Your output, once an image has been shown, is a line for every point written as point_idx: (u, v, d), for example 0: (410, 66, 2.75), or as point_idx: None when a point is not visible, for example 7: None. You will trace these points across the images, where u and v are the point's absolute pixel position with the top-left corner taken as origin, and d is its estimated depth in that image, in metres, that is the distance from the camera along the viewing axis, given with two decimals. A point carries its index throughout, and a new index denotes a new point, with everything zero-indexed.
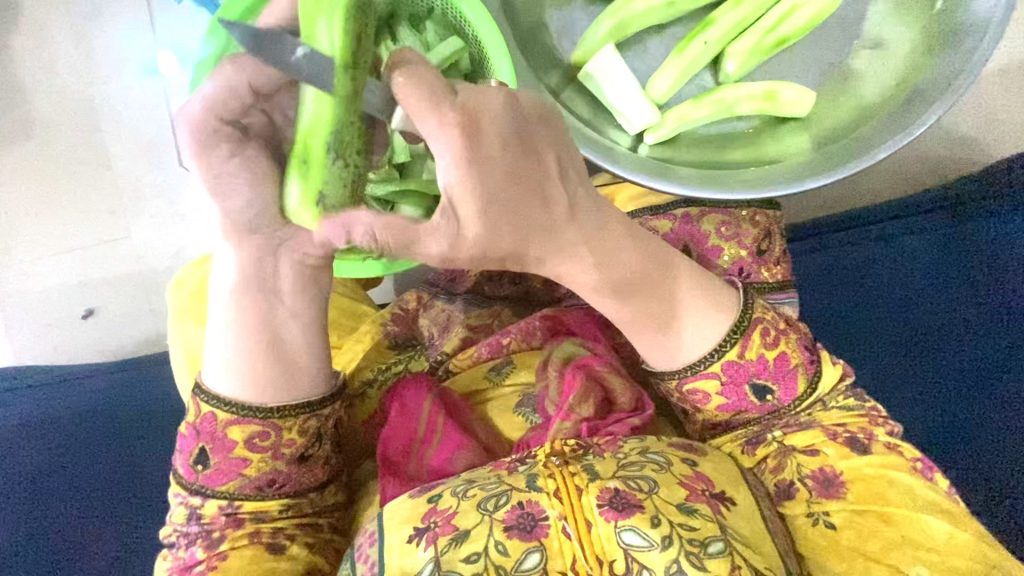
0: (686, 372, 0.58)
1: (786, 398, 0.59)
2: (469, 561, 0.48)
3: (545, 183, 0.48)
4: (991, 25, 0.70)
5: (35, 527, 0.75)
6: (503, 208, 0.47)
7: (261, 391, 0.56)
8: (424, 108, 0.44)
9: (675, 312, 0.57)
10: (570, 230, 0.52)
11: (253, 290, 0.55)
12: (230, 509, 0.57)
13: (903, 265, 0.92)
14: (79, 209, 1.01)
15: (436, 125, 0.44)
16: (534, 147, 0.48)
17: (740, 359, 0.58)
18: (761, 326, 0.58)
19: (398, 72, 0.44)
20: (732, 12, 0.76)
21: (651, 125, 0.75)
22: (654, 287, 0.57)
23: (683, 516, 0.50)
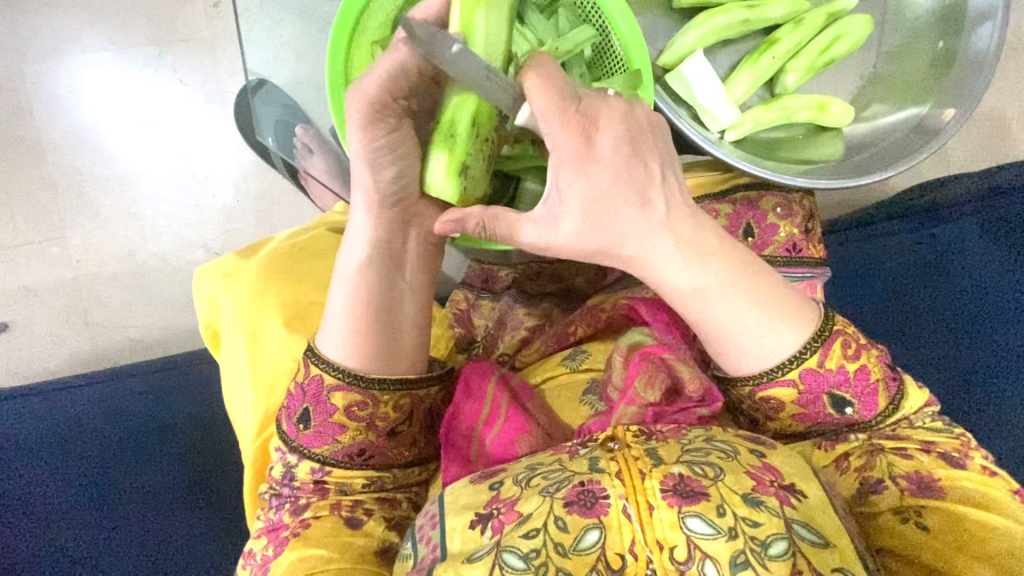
0: (760, 378, 0.54)
1: (867, 413, 0.56)
2: (526, 538, 0.44)
3: (646, 185, 0.48)
4: (986, 55, 0.72)
5: (116, 532, 0.78)
6: (608, 199, 0.47)
7: (366, 361, 0.55)
8: (549, 107, 0.46)
9: (763, 318, 0.53)
10: (675, 229, 0.50)
11: (383, 262, 0.56)
12: (320, 472, 0.57)
13: (949, 262, 0.90)
14: (104, 206, 1.03)
15: (558, 123, 0.46)
16: (644, 154, 0.49)
17: (819, 368, 0.54)
18: (841, 337, 0.55)
19: (531, 74, 0.47)
20: (793, 33, 0.74)
21: (733, 125, 0.72)
22: (725, 303, 0.52)
23: (748, 509, 0.44)
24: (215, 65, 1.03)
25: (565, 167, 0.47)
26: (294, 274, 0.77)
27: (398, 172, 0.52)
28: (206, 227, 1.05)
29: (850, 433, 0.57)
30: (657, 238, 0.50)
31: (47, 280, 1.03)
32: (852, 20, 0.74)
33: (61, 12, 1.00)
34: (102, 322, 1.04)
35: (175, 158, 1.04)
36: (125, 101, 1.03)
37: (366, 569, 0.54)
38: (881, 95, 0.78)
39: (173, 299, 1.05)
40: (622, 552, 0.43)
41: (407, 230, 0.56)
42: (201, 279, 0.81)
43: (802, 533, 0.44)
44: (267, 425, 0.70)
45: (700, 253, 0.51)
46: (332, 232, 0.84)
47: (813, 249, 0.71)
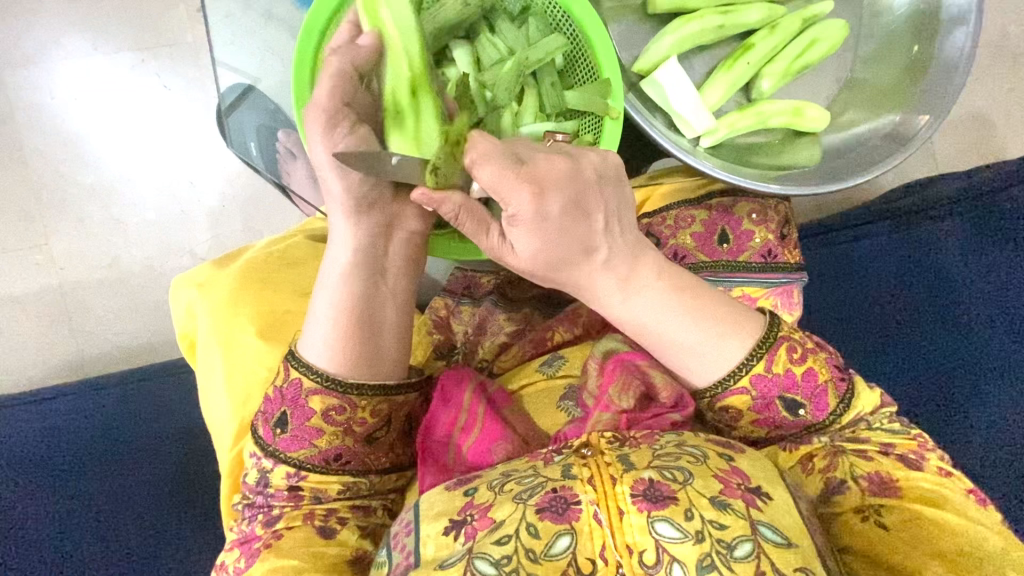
0: (717, 389, 0.55)
1: (819, 414, 0.57)
2: (499, 544, 0.43)
3: (591, 233, 0.51)
4: (961, 60, 0.73)
5: (87, 539, 0.77)
6: (556, 249, 0.50)
7: (347, 366, 0.55)
8: (500, 179, 0.47)
9: (704, 337, 0.54)
10: (615, 269, 0.53)
11: (363, 267, 0.56)
12: (295, 478, 0.56)
13: (921, 266, 0.90)
14: (83, 213, 1.03)
15: (509, 194, 0.47)
16: (587, 207, 0.50)
17: (768, 373, 0.55)
18: (787, 342, 0.56)
19: (476, 152, 0.47)
20: (768, 38, 0.74)
21: (709, 131, 0.73)
22: (664, 328, 0.54)
23: (715, 512, 0.44)
24: (199, 69, 1.02)
25: (517, 227, 0.48)
26: (274, 284, 0.77)
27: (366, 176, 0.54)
28: (193, 232, 1.04)
29: (811, 437, 0.57)
30: (600, 279, 0.53)
31: (30, 287, 1.02)
32: (826, 26, 0.75)
33: (40, 18, 1.00)
34: (86, 330, 1.03)
35: (157, 163, 1.03)
36: (108, 106, 1.02)
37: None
38: (859, 98, 0.79)
39: (158, 305, 1.04)
40: (593, 557, 0.43)
41: (389, 235, 0.57)
42: (176, 290, 0.80)
43: (767, 534, 0.44)
44: (242, 435, 0.69)
45: (637, 287, 0.54)
46: (307, 237, 0.83)
47: (789, 254, 0.70)
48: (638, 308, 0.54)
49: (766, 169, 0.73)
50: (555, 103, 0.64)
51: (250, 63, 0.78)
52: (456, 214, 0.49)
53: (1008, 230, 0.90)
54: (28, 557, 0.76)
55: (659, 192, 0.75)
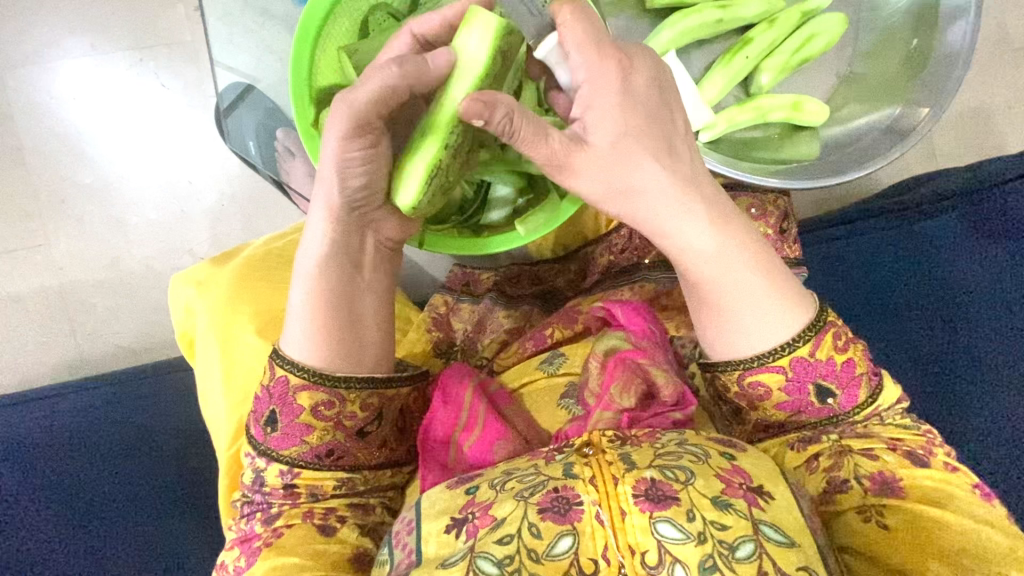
0: (753, 362, 0.54)
1: (847, 403, 0.56)
2: (500, 544, 0.44)
3: (672, 133, 0.52)
4: (960, 54, 0.72)
5: (83, 537, 0.77)
6: (637, 139, 0.50)
7: (330, 359, 0.55)
8: (590, 40, 0.49)
9: (764, 288, 0.54)
10: (695, 192, 0.53)
11: (339, 262, 0.56)
12: (288, 476, 0.56)
13: (924, 261, 0.90)
14: (82, 214, 1.02)
15: (598, 58, 0.49)
16: (668, 104, 0.52)
17: (810, 357, 0.54)
18: (833, 329, 0.55)
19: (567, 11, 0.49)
20: (766, 33, 0.74)
21: (708, 125, 0.72)
22: (732, 261, 0.54)
23: (716, 512, 0.44)
24: (197, 68, 1.02)
25: (600, 97, 0.49)
26: (264, 279, 0.76)
27: (366, 181, 0.52)
28: (192, 230, 1.04)
29: (820, 434, 0.57)
30: (679, 194, 0.52)
31: (30, 286, 1.02)
32: (825, 20, 0.74)
33: (39, 18, 1.00)
34: (86, 328, 1.03)
35: (156, 163, 1.03)
36: (106, 105, 1.02)
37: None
38: (859, 93, 0.78)
39: (157, 303, 1.04)
40: (595, 557, 0.43)
41: (363, 233, 0.56)
42: (174, 289, 0.80)
43: (769, 533, 0.44)
44: (239, 434, 0.70)
45: (718, 218, 0.54)
46: None
47: (789, 249, 0.70)
48: (716, 237, 0.53)
49: (766, 163, 0.73)
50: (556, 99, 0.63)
51: (249, 62, 0.78)
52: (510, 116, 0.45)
53: (1010, 224, 0.89)
54: (29, 556, 0.76)
55: None
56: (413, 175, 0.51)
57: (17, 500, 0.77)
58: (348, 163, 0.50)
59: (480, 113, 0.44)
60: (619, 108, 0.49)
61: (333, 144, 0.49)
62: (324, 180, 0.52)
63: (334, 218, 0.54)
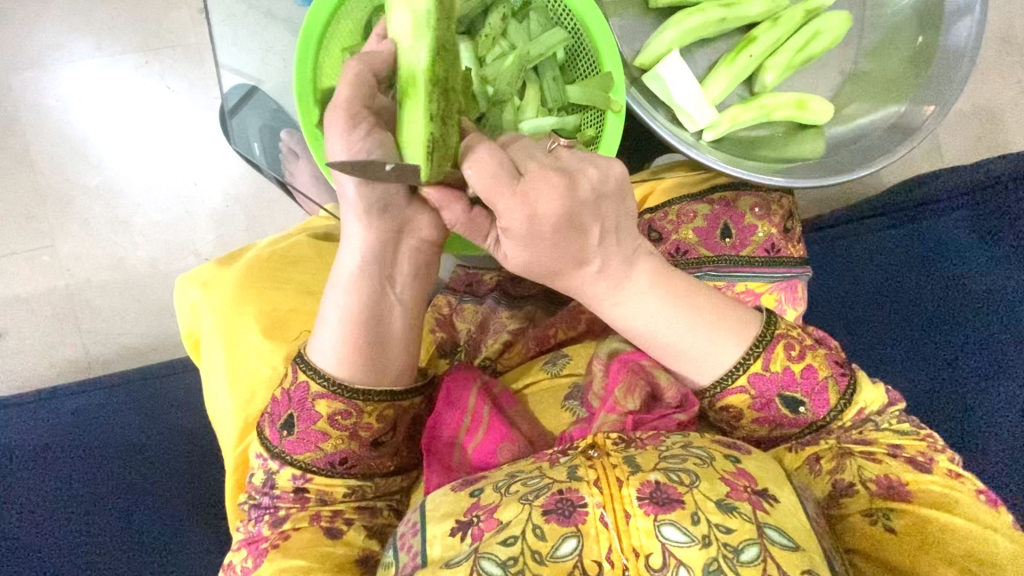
0: (716, 389, 0.56)
1: (820, 410, 0.56)
2: (505, 545, 0.43)
3: (582, 248, 0.51)
4: (963, 54, 0.72)
5: (84, 536, 0.77)
6: (547, 257, 0.51)
7: (353, 371, 0.55)
8: (491, 196, 0.47)
9: (698, 343, 0.55)
10: (611, 275, 0.54)
11: (373, 273, 0.55)
12: (300, 480, 0.56)
13: (929, 261, 0.89)
14: (88, 215, 1.03)
15: (502, 213, 0.48)
16: (581, 225, 0.50)
17: (766, 371, 0.55)
18: (784, 340, 0.56)
19: (470, 165, 0.47)
20: (771, 31, 0.74)
21: (711, 125, 0.72)
22: (657, 330, 0.55)
23: (721, 516, 0.43)
24: (201, 69, 1.02)
25: (506, 237, 0.50)
26: (274, 282, 0.77)
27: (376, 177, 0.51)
28: (197, 232, 1.05)
29: (816, 436, 0.57)
30: (596, 285, 0.54)
31: (37, 288, 1.02)
32: (829, 19, 0.74)
33: (47, 22, 1.00)
34: (94, 330, 1.03)
35: (162, 164, 1.03)
36: (112, 108, 1.02)
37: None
38: (865, 91, 0.78)
39: (163, 305, 1.04)
40: (600, 560, 0.43)
41: (398, 241, 0.55)
42: (180, 289, 0.80)
43: (773, 536, 0.44)
44: (247, 434, 0.70)
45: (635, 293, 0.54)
46: (312, 237, 0.83)
47: (793, 248, 0.70)
48: (636, 313, 0.55)
49: (768, 161, 0.73)
50: (557, 98, 0.64)
51: (252, 62, 0.78)
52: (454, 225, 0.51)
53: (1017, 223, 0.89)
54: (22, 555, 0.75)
55: (660, 187, 0.74)
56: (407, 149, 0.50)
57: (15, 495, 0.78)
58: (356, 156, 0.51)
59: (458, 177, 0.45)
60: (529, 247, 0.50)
61: (338, 143, 0.51)
62: (348, 188, 0.52)
63: (367, 228, 0.53)
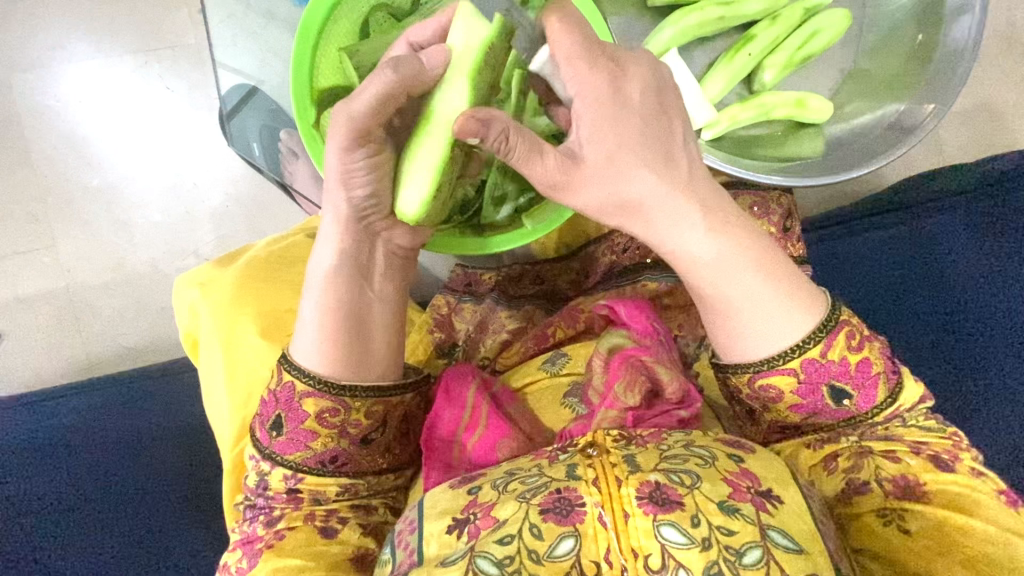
0: (762, 365, 0.53)
1: (865, 405, 0.55)
2: (501, 544, 0.43)
3: (667, 142, 0.51)
4: (965, 52, 0.72)
5: (84, 537, 0.77)
6: (631, 150, 0.50)
7: (336, 366, 0.55)
8: (578, 52, 0.49)
9: (772, 294, 0.53)
10: (697, 196, 0.52)
11: (348, 272, 0.56)
12: (292, 480, 0.56)
13: (936, 259, 0.89)
14: (88, 215, 1.03)
15: (588, 69, 0.49)
16: (665, 111, 0.51)
17: (822, 358, 0.53)
18: (846, 329, 0.54)
19: (557, 19, 0.49)
20: (770, 28, 0.73)
21: (710, 124, 0.72)
22: (736, 271, 0.53)
23: (723, 518, 0.43)
24: (201, 70, 1.02)
25: (588, 108, 0.49)
26: (268, 282, 0.76)
27: (371, 192, 0.52)
28: (198, 232, 1.05)
29: (846, 428, 0.56)
30: (678, 202, 0.52)
31: (38, 289, 1.02)
32: (829, 15, 0.74)
33: (48, 24, 1.00)
34: (95, 331, 1.03)
35: (163, 165, 1.03)
36: (113, 109, 1.02)
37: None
38: (866, 89, 0.78)
39: (163, 306, 1.04)
40: (598, 560, 0.42)
41: (373, 242, 0.56)
42: (179, 290, 0.80)
43: (776, 539, 0.44)
44: (242, 435, 0.70)
45: (718, 224, 0.53)
46: (310, 237, 0.83)
47: (793, 248, 0.70)
48: (716, 243, 0.53)
49: (769, 160, 0.73)
50: None
51: (251, 63, 0.78)
52: (505, 134, 0.46)
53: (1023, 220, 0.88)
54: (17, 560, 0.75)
55: None
56: (416, 176, 0.52)
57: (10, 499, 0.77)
58: (353, 172, 0.51)
59: (475, 131, 0.46)
60: (613, 120, 0.49)
61: (336, 155, 0.50)
62: (330, 191, 0.53)
63: (344, 227, 0.54)
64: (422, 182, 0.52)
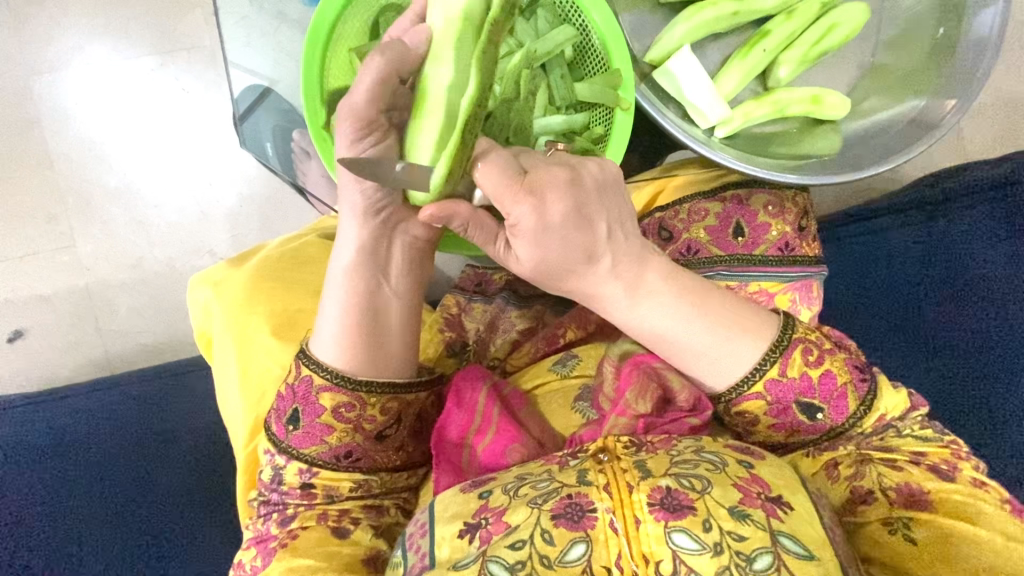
0: (731, 394, 0.55)
1: (839, 417, 0.55)
2: (513, 548, 0.43)
3: (595, 244, 0.50)
4: (989, 41, 0.70)
5: (101, 533, 0.78)
6: (559, 264, 0.50)
7: (354, 364, 0.56)
8: (499, 191, 0.46)
9: (712, 345, 0.54)
10: (623, 275, 0.52)
11: (367, 267, 0.56)
12: (307, 474, 0.56)
13: (950, 260, 0.87)
14: (105, 215, 1.04)
15: (508, 210, 0.46)
16: (590, 217, 0.49)
17: (782, 377, 0.54)
18: (803, 345, 0.55)
19: (478, 162, 0.47)
20: (785, 24, 0.72)
21: (724, 120, 0.71)
22: (672, 337, 0.54)
23: (733, 523, 0.43)
24: (215, 71, 1.03)
25: (517, 239, 0.48)
26: (281, 281, 0.77)
27: (379, 179, 0.52)
28: (212, 232, 1.06)
29: (837, 443, 0.56)
30: (609, 287, 0.52)
31: (57, 287, 1.04)
32: (845, 11, 0.72)
33: (65, 25, 1.01)
34: (112, 329, 1.05)
35: (178, 164, 1.04)
36: (129, 109, 1.03)
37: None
38: (882, 85, 0.76)
39: (179, 304, 1.06)
40: (609, 565, 0.42)
41: (391, 237, 0.56)
42: (193, 288, 0.81)
43: (787, 545, 0.43)
44: (257, 432, 0.70)
45: (646, 294, 0.53)
46: (322, 237, 0.83)
47: (807, 247, 0.69)
48: (650, 315, 0.54)
49: (783, 157, 0.72)
50: (565, 95, 0.63)
51: (263, 64, 0.78)
52: (464, 229, 0.49)
53: None
54: (25, 556, 0.76)
55: (673, 184, 0.73)
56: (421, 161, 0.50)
57: (22, 495, 0.78)
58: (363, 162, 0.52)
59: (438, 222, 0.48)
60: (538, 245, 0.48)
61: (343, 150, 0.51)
62: (346, 185, 0.54)
63: (362, 221, 0.55)
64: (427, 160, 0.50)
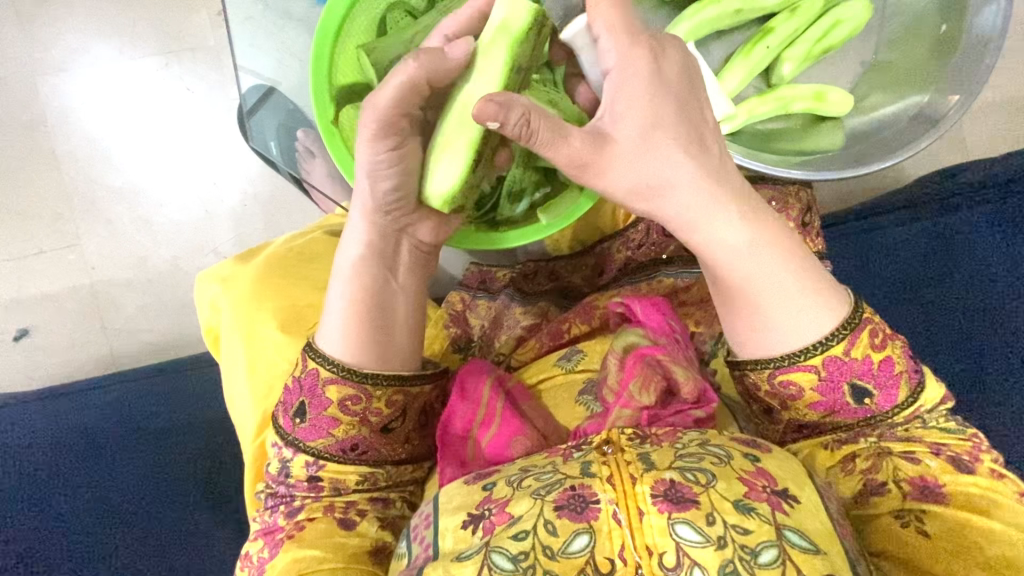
0: (783, 361, 0.52)
1: (885, 403, 0.54)
2: (515, 540, 0.44)
3: (702, 134, 0.52)
4: (993, 38, 0.70)
5: (110, 527, 0.78)
6: (663, 136, 0.50)
7: (361, 356, 0.56)
8: (627, 38, 0.51)
9: (793, 291, 0.53)
10: (724, 191, 0.53)
11: (375, 264, 0.57)
12: (314, 467, 0.57)
13: (959, 256, 0.87)
14: (111, 214, 1.05)
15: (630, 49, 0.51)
16: (701, 108, 0.52)
17: (845, 356, 0.52)
18: (871, 327, 0.53)
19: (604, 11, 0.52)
20: (790, 21, 0.72)
21: (728, 118, 0.71)
22: (760, 269, 0.53)
23: (738, 517, 0.43)
24: (220, 71, 1.04)
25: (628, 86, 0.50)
26: (289, 276, 0.77)
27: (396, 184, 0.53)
28: (218, 229, 1.06)
29: (869, 430, 0.55)
30: (707, 200, 0.52)
31: (64, 285, 1.04)
32: (849, 7, 0.73)
33: (72, 26, 1.02)
34: (119, 327, 1.05)
35: (184, 163, 1.05)
36: (137, 108, 1.04)
37: (357, 571, 0.54)
38: (888, 82, 0.76)
39: (185, 303, 1.06)
40: (612, 556, 0.42)
41: (399, 236, 0.57)
42: (201, 284, 0.82)
43: (793, 539, 0.43)
44: (264, 426, 0.71)
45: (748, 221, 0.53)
46: (328, 233, 0.84)
47: (810, 243, 0.69)
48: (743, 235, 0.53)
49: (786, 154, 0.72)
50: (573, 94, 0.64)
51: (269, 62, 0.78)
52: (526, 121, 0.46)
53: None
54: (33, 551, 0.76)
55: None
56: (445, 165, 0.53)
57: (31, 489, 0.79)
58: (379, 166, 0.52)
59: (495, 114, 0.45)
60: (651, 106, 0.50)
61: (364, 148, 0.51)
62: (359, 184, 0.54)
63: (371, 219, 0.56)
64: (458, 158, 0.52)
